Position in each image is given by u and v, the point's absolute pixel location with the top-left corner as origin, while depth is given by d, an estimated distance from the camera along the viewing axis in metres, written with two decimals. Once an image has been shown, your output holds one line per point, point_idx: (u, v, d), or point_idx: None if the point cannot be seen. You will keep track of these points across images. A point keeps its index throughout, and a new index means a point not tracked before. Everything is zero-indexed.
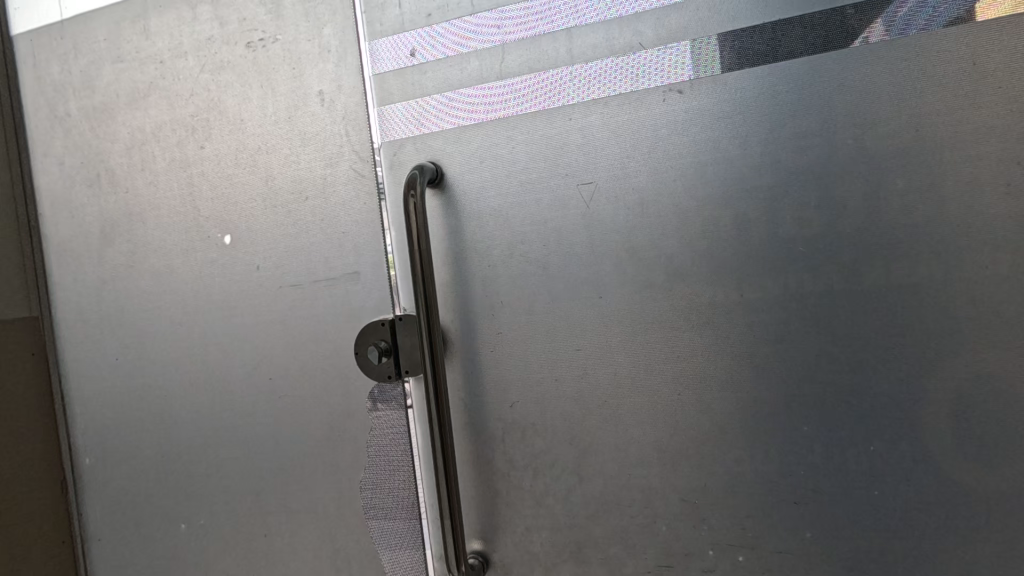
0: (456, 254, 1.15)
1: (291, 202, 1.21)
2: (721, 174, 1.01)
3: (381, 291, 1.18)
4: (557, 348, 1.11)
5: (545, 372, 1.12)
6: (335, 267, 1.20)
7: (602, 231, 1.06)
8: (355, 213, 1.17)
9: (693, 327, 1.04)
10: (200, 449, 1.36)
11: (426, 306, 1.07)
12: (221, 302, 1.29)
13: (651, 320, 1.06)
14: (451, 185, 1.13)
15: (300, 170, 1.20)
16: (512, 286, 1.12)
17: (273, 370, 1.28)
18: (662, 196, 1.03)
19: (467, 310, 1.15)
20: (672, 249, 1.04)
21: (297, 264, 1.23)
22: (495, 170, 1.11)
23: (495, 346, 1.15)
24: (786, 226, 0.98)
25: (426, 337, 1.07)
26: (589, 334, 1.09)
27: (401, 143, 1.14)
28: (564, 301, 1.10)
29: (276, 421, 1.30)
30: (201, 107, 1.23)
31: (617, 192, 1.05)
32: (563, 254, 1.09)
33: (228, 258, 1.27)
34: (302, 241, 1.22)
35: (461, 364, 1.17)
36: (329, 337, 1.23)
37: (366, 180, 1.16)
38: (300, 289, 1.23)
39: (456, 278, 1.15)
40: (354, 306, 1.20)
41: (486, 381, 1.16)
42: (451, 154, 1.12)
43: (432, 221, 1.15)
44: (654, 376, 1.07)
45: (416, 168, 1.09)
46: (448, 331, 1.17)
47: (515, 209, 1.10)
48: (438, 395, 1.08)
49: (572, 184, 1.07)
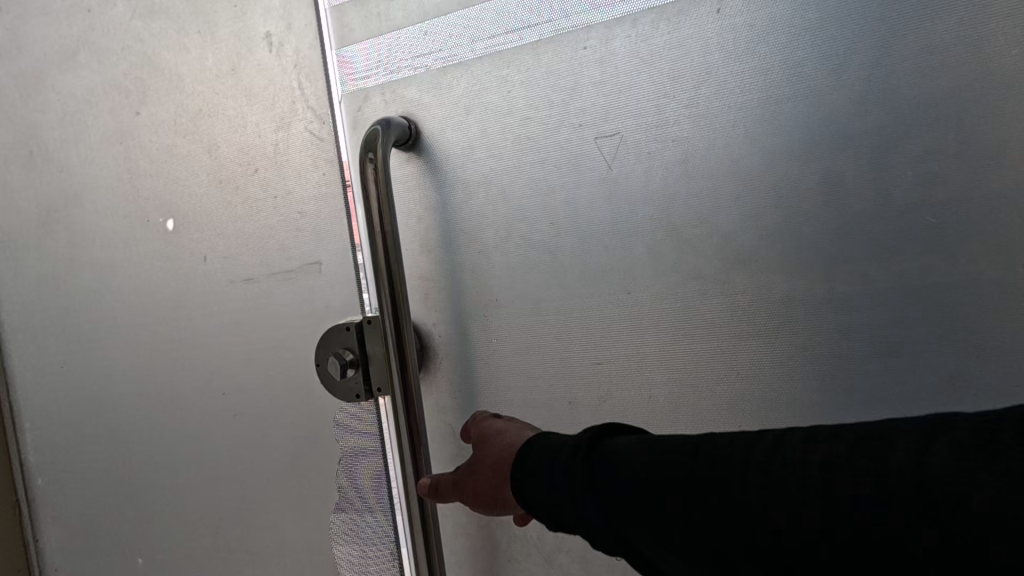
0: (437, 237, 0.88)
1: (239, 176, 0.97)
2: (802, 113, 0.69)
3: (347, 286, 0.93)
4: (571, 360, 0.83)
5: (555, 392, 0.84)
6: (292, 256, 0.96)
7: (630, 201, 0.77)
8: (313, 186, 0.93)
9: (761, 333, 0.74)
10: (151, 474, 1.13)
11: (394, 306, 0.81)
12: (166, 302, 1.06)
13: (699, 324, 0.76)
14: (430, 146, 0.87)
15: (247, 136, 0.96)
16: (510, 278, 0.85)
17: (228, 384, 1.04)
18: (715, 149, 0.73)
19: (453, 310, 0.89)
20: (729, 226, 0.74)
21: (250, 254, 0.99)
22: (485, 123, 0.83)
23: (489, 356, 0.88)
24: (904, 185, 0.67)
25: (393, 345, 0.82)
26: (614, 341, 0.81)
27: (366, 94, 0.88)
28: (579, 297, 0.82)
29: (236, 443, 1.05)
30: (135, 63, 1.01)
31: (649, 145, 0.76)
32: (577, 234, 0.80)
33: (171, 247, 1.04)
34: (254, 224, 0.98)
35: (447, 381, 0.90)
36: (289, 342, 0.98)
37: (325, 145, 0.91)
38: (253, 284, 0.99)
39: (438, 268, 0.89)
40: (315, 306, 0.95)
41: (478, 403, 0.89)
42: (429, 106, 0.86)
43: (405, 195, 0.89)
44: (704, 400, 0.78)
45: (380, 121, 0.82)
46: (430, 337, 0.91)
47: (513, 177, 0.83)
48: (412, 423, 0.83)
49: (588, 137, 0.78)
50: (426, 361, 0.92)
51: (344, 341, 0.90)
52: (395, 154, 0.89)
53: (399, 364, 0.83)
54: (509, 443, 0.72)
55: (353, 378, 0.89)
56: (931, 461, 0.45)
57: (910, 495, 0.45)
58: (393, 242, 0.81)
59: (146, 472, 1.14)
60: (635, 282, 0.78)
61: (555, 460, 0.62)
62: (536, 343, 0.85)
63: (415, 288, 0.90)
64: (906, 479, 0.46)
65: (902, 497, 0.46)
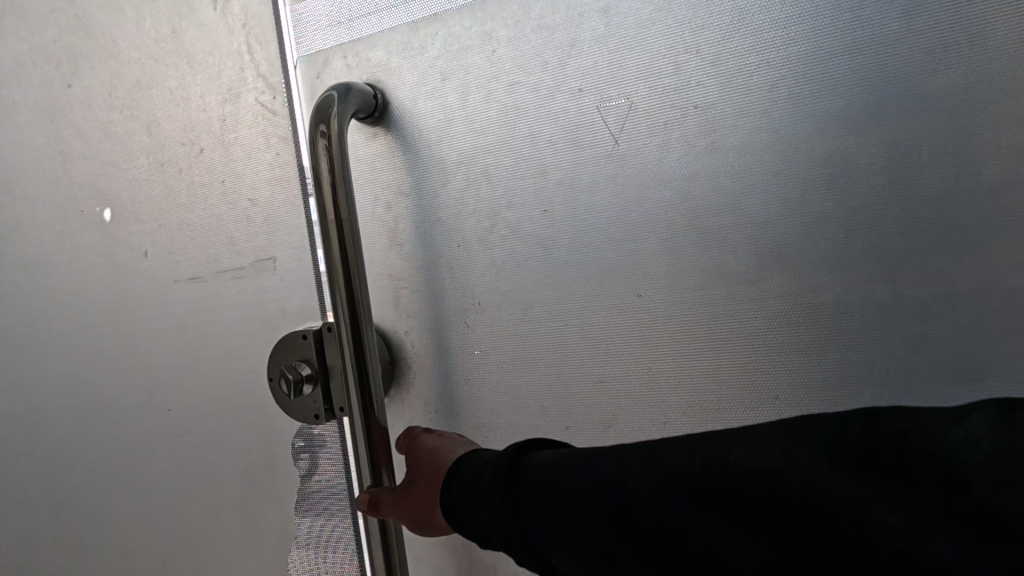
0: (408, 227, 0.74)
1: (183, 158, 0.83)
2: (860, 67, 0.55)
3: (305, 287, 0.79)
4: (568, 377, 0.68)
5: (548, 417, 0.70)
6: (243, 251, 0.82)
7: (640, 183, 0.63)
8: (265, 169, 0.79)
9: (805, 347, 0.59)
10: (90, 501, 0.99)
11: (354, 311, 0.66)
12: (102, 304, 0.92)
13: (726, 334, 0.62)
14: (401, 119, 0.73)
15: (190, 110, 0.82)
16: (494, 278, 0.70)
17: (173, 399, 0.90)
18: (747, 116, 0.58)
19: (427, 315, 0.74)
20: (765, 213, 0.59)
21: (196, 248, 0.85)
22: (464, 90, 0.69)
23: (469, 371, 0.73)
24: (994, 160, 0.52)
25: (350, 359, 0.66)
26: (621, 356, 0.66)
27: (326, 58, 0.75)
28: (578, 300, 0.67)
29: (182, 467, 0.91)
30: (66, 28, 0.87)
31: (665, 113, 0.61)
32: (575, 223, 0.66)
33: (108, 241, 0.90)
34: (199, 214, 0.84)
35: (421, 400, 0.76)
36: (241, 352, 0.84)
37: (278, 119, 0.77)
38: (199, 284, 0.85)
39: (410, 264, 0.74)
40: (269, 310, 0.81)
41: (457, 426, 0.74)
42: (399, 71, 0.72)
43: (371, 178, 0.75)
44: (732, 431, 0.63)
45: (338, 87, 0.68)
46: (401, 346, 0.76)
47: (498, 155, 0.69)
48: (378, 456, 0.67)
49: (590, 104, 0.64)
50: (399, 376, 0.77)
51: (298, 352, 0.72)
52: (360, 130, 0.75)
53: (363, 383, 0.67)
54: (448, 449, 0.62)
55: (311, 396, 0.71)
56: (834, 478, 0.39)
57: (816, 516, 0.39)
58: (352, 233, 0.66)
59: (84, 498, 0.99)
60: (646, 284, 0.64)
61: (479, 475, 0.54)
62: (525, 356, 0.70)
63: (383, 289, 0.76)
64: (807, 497, 0.39)
65: (799, 514, 0.40)
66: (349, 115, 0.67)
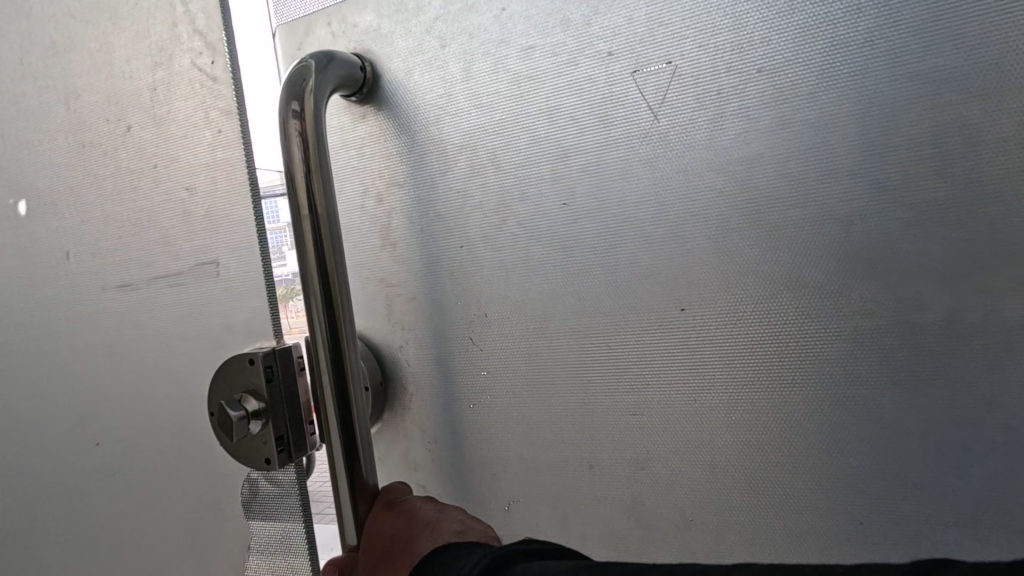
0: (405, 223, 0.62)
1: (108, 135, 0.71)
2: (986, 11, 0.42)
3: (252, 296, 0.65)
4: (592, 406, 0.56)
5: (566, 453, 0.58)
6: (180, 252, 0.69)
7: (685, 169, 0.50)
8: (202, 151, 0.65)
9: (900, 378, 0.46)
10: (29, 535, 0.88)
11: (333, 324, 0.55)
12: (30, 309, 0.81)
13: (796, 359, 0.49)
14: (394, 95, 0.61)
15: (116, 78, 0.69)
16: (500, 285, 0.59)
17: (102, 432, 0.79)
18: (828, 80, 0.46)
19: (427, 328, 0.63)
20: (852, 205, 0.46)
21: (128, 247, 0.73)
22: (468, 57, 0.57)
23: (475, 395, 0.61)
24: None
25: (327, 381, 0.55)
26: (658, 382, 0.53)
27: (308, 24, 0.63)
28: (604, 313, 0.55)
29: (117, 508, 0.80)
30: None
31: (719, 79, 0.49)
32: (600, 220, 0.54)
33: (28, 237, 0.80)
34: (132, 207, 0.71)
35: (418, 428, 0.64)
36: (178, 373, 0.72)
37: (219, 87, 0.63)
38: (130, 294, 0.73)
39: (407, 268, 0.63)
40: (208, 327, 0.68)
41: (461, 460, 0.63)
42: (391, 36, 0.60)
43: (360, 166, 0.63)
44: (799, 480, 0.50)
45: (317, 54, 0.57)
46: (396, 364, 0.65)
47: (507, 136, 0.57)
48: (360, 493, 0.56)
49: (622, 69, 0.51)
50: (391, 397, 0.66)
51: (240, 382, 0.58)
52: (347, 109, 0.63)
53: (341, 408, 0.55)
54: (428, 522, 0.49)
55: (261, 435, 0.57)
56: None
57: None
58: (329, 231, 0.54)
59: (23, 534, 0.89)
60: (692, 295, 0.51)
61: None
62: (543, 378, 0.58)
63: (375, 295, 0.65)
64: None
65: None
66: (328, 91, 0.56)
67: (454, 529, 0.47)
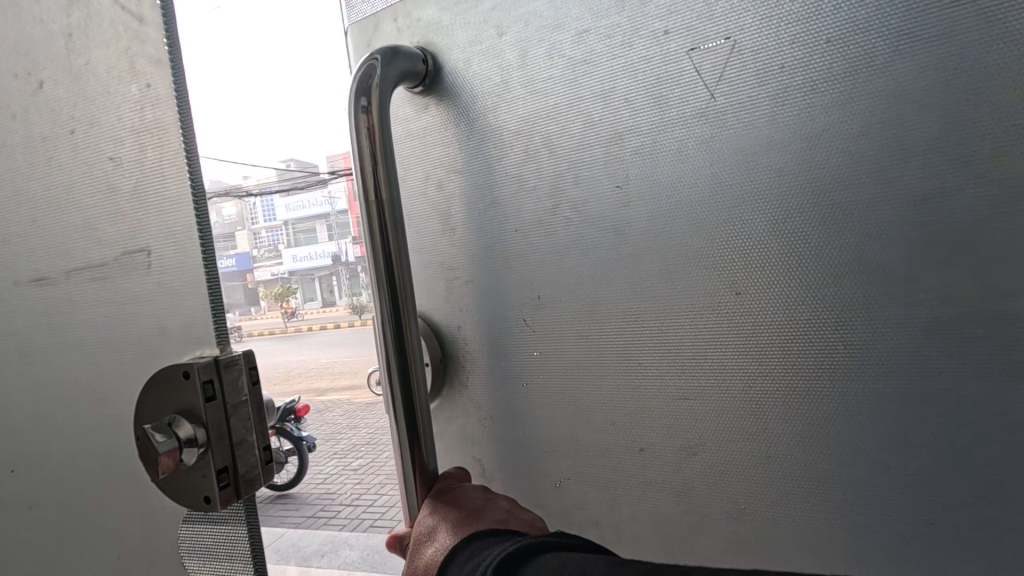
0: (462, 208, 0.65)
1: (18, 94, 0.49)
2: None
3: (193, 291, 0.43)
4: (644, 390, 0.56)
5: (616, 436, 0.58)
6: (104, 237, 0.47)
7: (744, 148, 0.49)
8: (129, 116, 0.43)
9: (982, 373, 0.42)
10: None
11: (395, 304, 0.59)
12: None
13: (866, 347, 0.46)
14: (454, 85, 0.63)
15: (15, 13, 0.48)
16: (555, 268, 0.60)
17: (31, 447, 0.56)
18: (907, 47, 0.42)
19: (483, 309, 0.65)
20: (930, 182, 0.43)
21: (40, 235, 0.51)
22: (524, 44, 0.58)
23: (528, 373, 0.63)
24: None
25: (391, 359, 0.59)
26: (713, 368, 0.52)
27: (376, 20, 0.67)
28: (657, 298, 0.54)
29: (47, 550, 0.58)
30: None
31: (782, 53, 0.46)
32: (653, 204, 0.53)
33: None
34: (46, 186, 0.49)
35: (474, 404, 0.68)
36: (112, 395, 0.49)
37: (146, 31, 0.41)
38: (44, 288, 0.51)
39: (463, 250, 0.66)
40: (141, 330, 0.46)
41: (514, 436, 0.65)
42: (452, 28, 0.62)
43: (424, 154, 0.66)
44: (865, 477, 0.47)
45: (383, 49, 0.60)
46: (454, 341, 0.68)
47: (562, 122, 0.57)
48: (420, 464, 0.60)
49: (679, 48, 0.50)
50: (450, 375, 0.69)
51: (172, 400, 0.41)
52: (411, 100, 0.67)
53: (402, 383, 0.59)
54: (477, 508, 0.55)
55: (195, 467, 0.39)
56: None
57: None
58: (393, 218, 0.58)
59: None
60: (748, 280, 0.50)
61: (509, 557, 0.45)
62: (594, 361, 0.59)
63: (436, 277, 0.68)
64: None
65: None
66: (391, 85, 0.59)
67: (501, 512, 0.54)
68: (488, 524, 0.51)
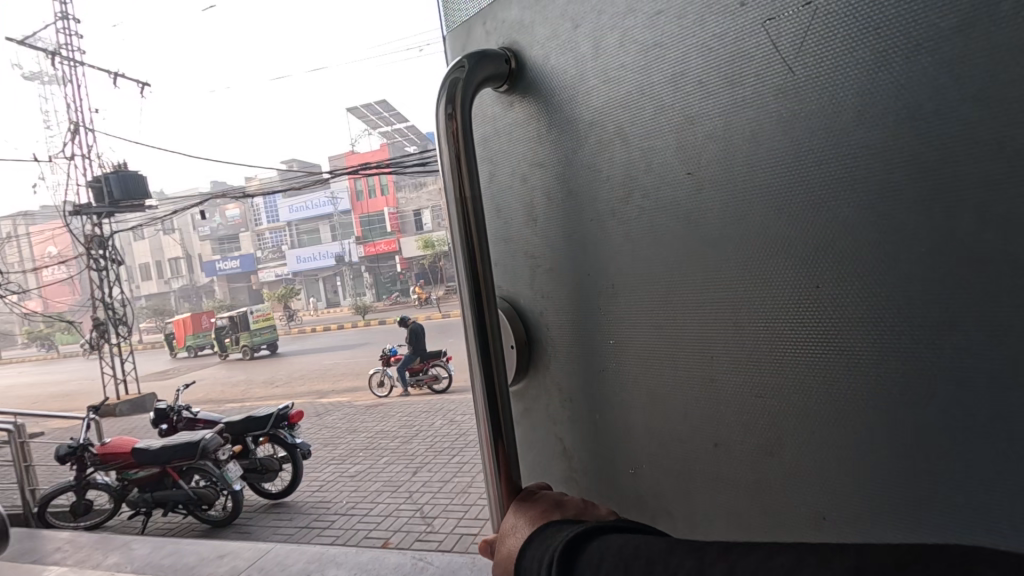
0: (539, 198, 0.66)
1: None
2: None
3: None
4: (721, 385, 0.53)
5: (690, 430, 0.56)
6: None
7: (829, 124, 0.44)
8: None
9: None
10: None
11: (479, 308, 0.60)
12: None
13: (984, 346, 0.39)
14: (537, 79, 0.64)
15: None
16: (626, 258, 0.58)
17: None
18: None
19: (558, 297, 0.66)
20: None
21: None
22: (598, 34, 0.58)
23: (600, 362, 0.63)
24: None
25: (475, 345, 0.61)
26: (795, 363, 0.49)
27: (470, 25, 0.72)
28: (733, 288, 0.51)
29: None
30: None
31: (876, 12, 0.42)
32: (729, 189, 0.50)
33: None
34: None
35: (551, 391, 0.69)
36: None
37: None
38: None
39: (540, 239, 0.66)
40: None
41: (589, 425, 0.65)
42: (532, 26, 0.64)
43: (510, 150, 0.68)
44: (984, 491, 0.41)
45: (471, 55, 0.62)
46: (533, 330, 0.69)
47: (634, 109, 0.56)
48: (500, 448, 0.61)
49: (755, 21, 0.47)
50: (535, 368, 0.70)
51: None
52: (498, 100, 0.68)
53: (485, 382, 0.61)
54: (562, 494, 0.58)
55: None
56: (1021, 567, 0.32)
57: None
58: (475, 221, 0.60)
59: None
60: (832, 268, 0.46)
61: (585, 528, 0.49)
62: (665, 352, 0.57)
63: (520, 264, 0.69)
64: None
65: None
66: (477, 87, 0.61)
67: (576, 505, 0.56)
68: (562, 514, 0.54)
